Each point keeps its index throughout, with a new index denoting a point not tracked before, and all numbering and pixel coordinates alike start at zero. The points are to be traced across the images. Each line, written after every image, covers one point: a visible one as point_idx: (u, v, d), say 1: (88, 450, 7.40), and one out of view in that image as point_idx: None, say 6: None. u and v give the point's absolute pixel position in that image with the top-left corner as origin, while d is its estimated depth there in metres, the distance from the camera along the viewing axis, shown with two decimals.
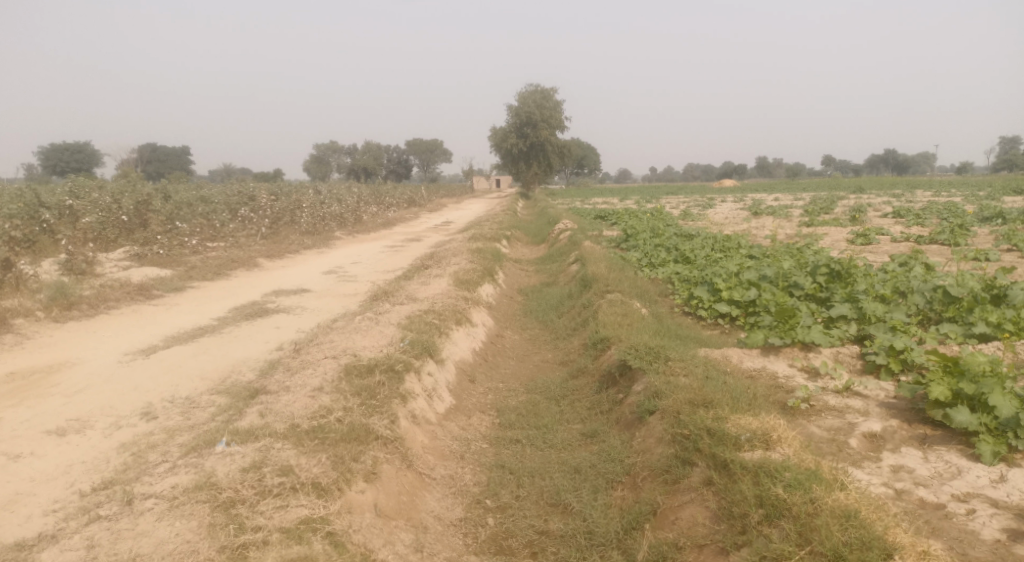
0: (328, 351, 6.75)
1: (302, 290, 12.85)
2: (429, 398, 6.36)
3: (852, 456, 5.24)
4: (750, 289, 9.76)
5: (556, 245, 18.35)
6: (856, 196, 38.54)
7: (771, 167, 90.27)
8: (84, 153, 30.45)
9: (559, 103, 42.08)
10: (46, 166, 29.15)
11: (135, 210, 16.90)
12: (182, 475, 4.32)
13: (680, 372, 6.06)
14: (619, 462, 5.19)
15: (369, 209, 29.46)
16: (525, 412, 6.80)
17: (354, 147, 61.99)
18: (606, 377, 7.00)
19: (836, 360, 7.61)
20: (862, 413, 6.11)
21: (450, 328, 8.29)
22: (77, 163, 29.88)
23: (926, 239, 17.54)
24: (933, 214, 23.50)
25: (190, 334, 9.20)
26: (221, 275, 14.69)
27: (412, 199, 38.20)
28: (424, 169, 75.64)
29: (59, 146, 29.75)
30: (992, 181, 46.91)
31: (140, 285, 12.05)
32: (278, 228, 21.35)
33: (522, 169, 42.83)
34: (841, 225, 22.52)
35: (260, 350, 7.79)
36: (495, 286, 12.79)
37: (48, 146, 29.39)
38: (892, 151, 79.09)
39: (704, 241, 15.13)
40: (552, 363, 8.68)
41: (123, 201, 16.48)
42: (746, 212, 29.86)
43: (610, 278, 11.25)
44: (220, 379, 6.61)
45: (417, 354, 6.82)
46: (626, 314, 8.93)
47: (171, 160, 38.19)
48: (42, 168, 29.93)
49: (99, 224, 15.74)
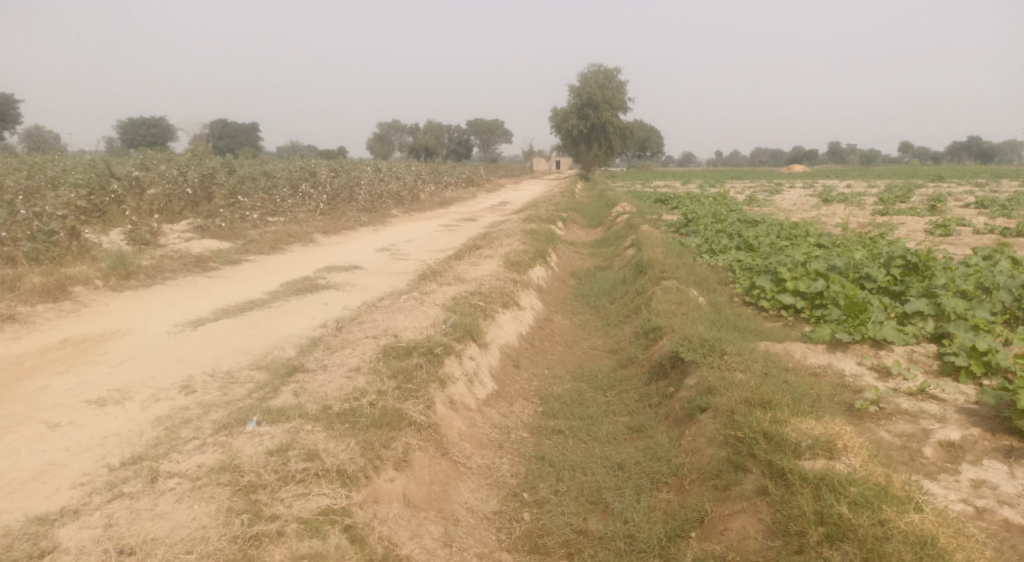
0: (369, 330, 6.58)
1: (354, 266, 12.81)
2: (470, 383, 6.14)
3: (925, 467, 4.80)
4: (817, 280, 9.20)
5: (613, 228, 17.89)
6: (934, 185, 36.64)
7: (844, 153, 86.84)
8: (159, 126, 31.27)
9: (623, 84, 41.19)
10: (123, 139, 30.06)
11: (200, 183, 17.12)
12: (209, 454, 4.19)
13: (736, 367, 5.67)
14: (665, 461, 4.86)
15: (427, 187, 29.44)
16: (570, 402, 6.52)
17: (417, 125, 62.25)
18: (657, 368, 6.64)
19: (910, 360, 7.08)
20: (937, 419, 5.62)
21: (496, 312, 8.05)
22: (152, 137, 30.73)
23: (1011, 232, 16.43)
24: (1018, 205, 22.07)
25: (239, 307, 9.20)
26: (278, 249, 14.81)
27: (471, 179, 38.09)
28: (486, 149, 75.48)
29: (136, 120, 30.64)
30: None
31: (198, 258, 12.19)
32: (338, 204, 21.51)
33: (582, 150, 42.21)
34: (918, 214, 21.37)
35: (305, 326, 7.70)
36: (547, 269, 12.49)
37: (126, 121, 30.35)
38: (976, 138, 75.04)
39: (769, 228, 14.48)
40: (601, 350, 8.37)
41: (188, 174, 16.77)
42: (815, 199, 28.68)
43: (667, 264, 10.81)
44: (262, 355, 6.53)
45: (460, 337, 6.60)
46: (682, 302, 8.52)
47: (240, 136, 38.98)
48: (118, 141, 30.88)
49: (166, 196, 15.98)
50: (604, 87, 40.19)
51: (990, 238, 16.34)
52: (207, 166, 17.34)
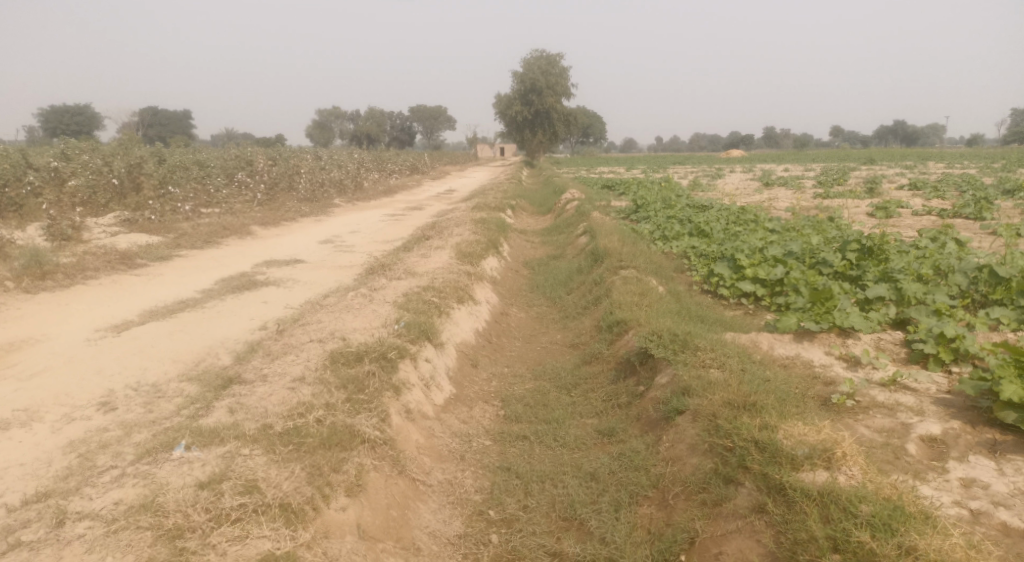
0: (315, 333, 6.02)
1: (295, 260, 12.12)
2: (426, 389, 5.67)
3: (913, 466, 4.54)
4: (776, 267, 9.00)
5: (563, 216, 17.53)
6: (867, 167, 37.50)
7: (780, 137, 88.64)
8: (84, 115, 29.54)
9: (566, 69, 40.84)
10: (45, 127, 28.28)
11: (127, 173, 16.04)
12: (129, 487, 3.64)
13: (711, 364, 5.34)
14: (643, 470, 4.49)
15: (370, 175, 28.58)
16: (534, 403, 6.11)
17: (358, 112, 60.82)
18: (623, 365, 6.29)
19: (878, 349, 6.89)
20: (916, 412, 5.40)
21: (451, 308, 7.57)
22: (78, 126, 29.03)
23: (950, 213, 16.69)
24: (951, 186, 22.63)
25: (170, 308, 8.49)
26: (212, 243, 13.97)
27: (415, 166, 37.26)
28: (428, 136, 74.30)
29: (59, 108, 28.86)
30: (1001, 154, 45.92)
31: (123, 254, 11.31)
32: (277, 194, 20.61)
33: (527, 137, 41.79)
34: (859, 197, 21.64)
35: (243, 329, 7.08)
36: (500, 259, 12.04)
37: (48, 108, 28.54)
38: (903, 122, 77.52)
39: (719, 213, 14.33)
40: (561, 345, 7.98)
41: (113, 164, 15.71)
42: (757, 183, 28.93)
43: (624, 253, 10.49)
44: (194, 363, 5.91)
45: (413, 338, 6.10)
46: (643, 293, 8.19)
47: (172, 123, 37.26)
48: (39, 130, 29.03)
49: (89, 187, 14.93)
50: (547, 73, 39.81)
51: (930, 220, 16.57)
52: (135, 155, 16.27)
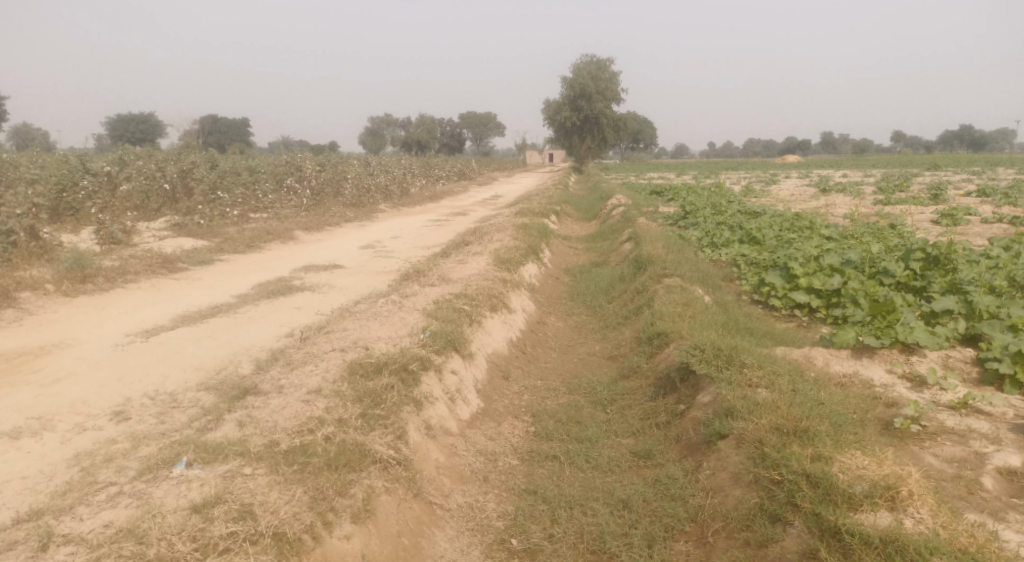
0: (338, 342, 5.78)
1: (334, 265, 12.01)
2: (450, 403, 5.37)
3: (989, 504, 4.04)
4: (832, 276, 8.44)
5: (608, 222, 17.10)
6: (929, 173, 35.96)
7: (838, 142, 86.10)
8: (148, 123, 30.30)
9: (616, 74, 40.30)
10: (111, 135, 29.09)
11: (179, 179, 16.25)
12: (120, 509, 3.41)
13: (757, 383, 4.90)
14: (680, 501, 4.08)
15: (418, 181, 28.57)
16: (566, 420, 5.74)
17: (409, 118, 61.31)
18: (663, 381, 5.87)
19: (946, 367, 6.32)
20: (991, 439, 4.86)
21: (483, 317, 7.27)
22: (141, 133, 29.77)
23: (1022, 221, 15.69)
24: (1022, 193, 21.42)
25: (203, 313, 8.37)
26: (255, 247, 13.97)
27: (462, 172, 37.22)
28: (478, 142, 74.41)
29: (124, 116, 29.65)
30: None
31: (165, 258, 11.34)
32: (323, 199, 20.68)
33: (576, 143, 41.36)
34: (922, 203, 20.63)
35: (270, 336, 6.89)
36: (540, 266, 11.69)
37: (115, 116, 29.37)
38: (969, 126, 74.52)
39: (771, 219, 13.72)
40: (600, 357, 7.59)
41: (165, 169, 15.91)
42: (813, 189, 27.92)
43: (669, 260, 10.04)
44: (214, 372, 5.72)
45: (440, 348, 5.80)
46: (688, 303, 7.75)
47: (231, 131, 37.99)
48: (105, 137, 29.85)
49: (142, 192, 15.15)
50: (597, 79, 39.37)
51: (1000, 228, 15.60)
52: (186, 161, 16.46)
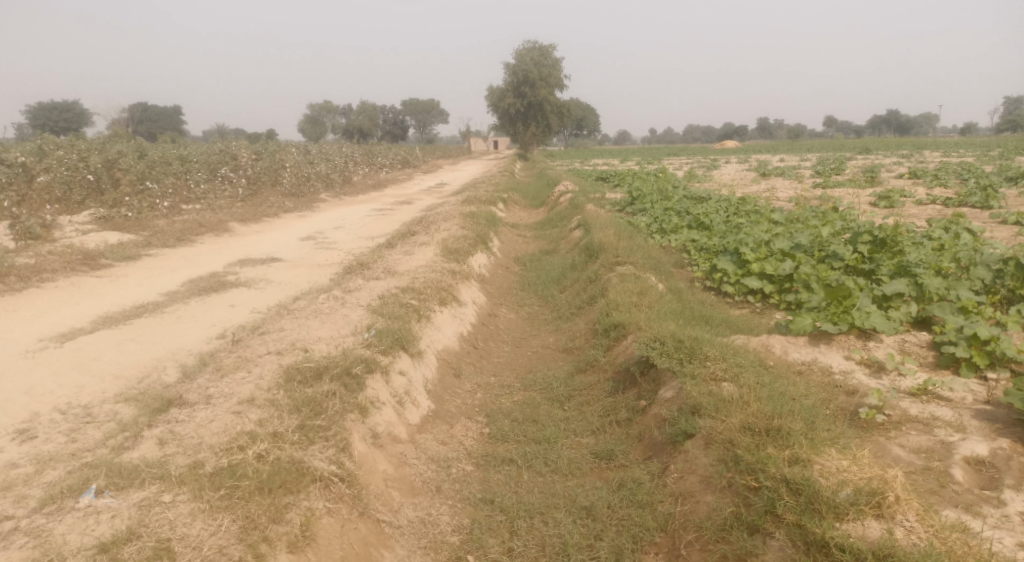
0: (274, 344, 5.33)
1: (272, 259, 11.43)
2: (399, 407, 5.01)
3: (963, 498, 3.89)
4: (784, 261, 8.34)
5: (556, 209, 16.84)
6: (862, 157, 36.90)
7: (774, 128, 87.96)
8: (72, 111, 28.70)
9: (558, 60, 40.03)
10: (33, 124, 27.44)
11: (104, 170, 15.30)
12: (15, 550, 2.97)
13: (722, 376, 4.67)
14: (648, 508, 3.82)
15: (360, 169, 27.82)
16: (522, 420, 5.44)
17: (349, 106, 59.92)
18: (622, 376, 5.62)
19: (903, 352, 6.24)
20: (956, 428, 4.74)
21: (431, 311, 6.90)
22: (66, 122, 28.21)
23: (956, 202, 16.03)
24: (951, 175, 22.02)
25: (126, 313, 7.76)
26: (186, 240, 13.23)
27: (406, 160, 36.49)
28: (421, 129, 73.38)
29: (47, 105, 28.00)
30: (994, 142, 45.44)
31: (86, 254, 10.56)
32: (260, 188, 19.87)
33: (520, 130, 41.03)
34: (859, 185, 21.02)
35: (201, 337, 6.39)
36: (489, 256, 11.34)
37: (36, 104, 27.70)
38: (896, 111, 77.02)
39: (718, 204, 13.66)
40: (553, 350, 7.30)
41: (89, 159, 14.98)
42: (753, 174, 28.27)
43: (620, 247, 9.82)
44: (136, 381, 5.22)
45: (386, 348, 5.41)
46: (642, 292, 7.52)
47: (163, 120, 36.36)
48: (26, 125, 28.14)
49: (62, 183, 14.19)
50: (540, 65, 39.03)
51: (935, 209, 15.92)
52: (112, 151, 15.52)
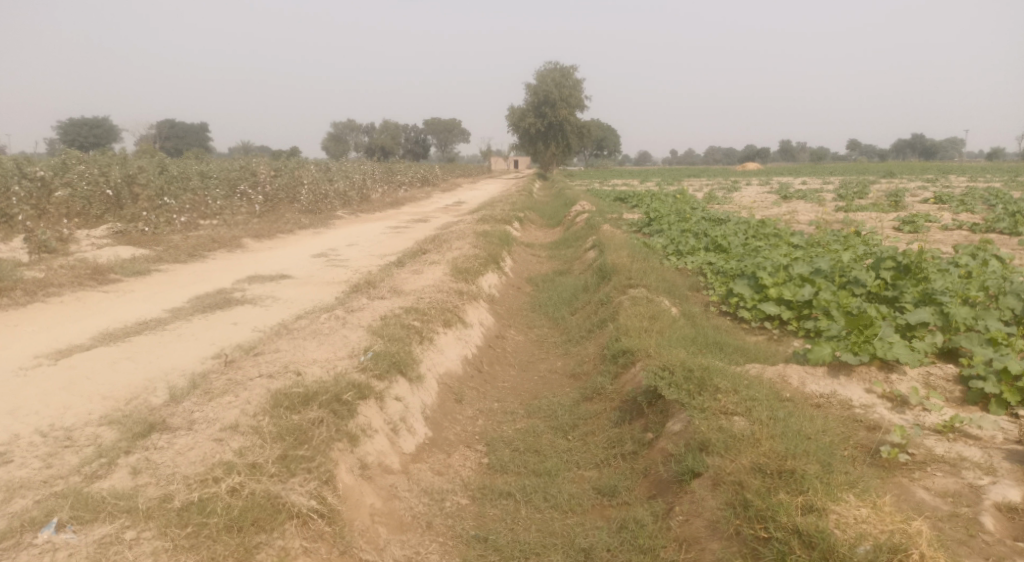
0: (267, 366, 5.15)
1: (281, 276, 11.31)
2: (392, 435, 4.79)
3: (993, 551, 3.58)
4: (803, 287, 8.04)
5: (572, 229, 16.62)
6: (885, 180, 36.41)
7: (796, 150, 87.40)
8: (102, 127, 29.07)
9: (579, 81, 40.05)
10: (64, 138, 27.80)
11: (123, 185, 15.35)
12: None
13: (734, 410, 4.40)
14: (649, 554, 3.56)
15: (379, 187, 27.83)
16: (523, 450, 5.19)
17: (372, 124, 60.36)
18: (629, 406, 5.36)
19: (928, 386, 5.92)
20: (985, 470, 4.42)
21: (434, 333, 6.69)
22: (95, 138, 28.53)
23: (983, 228, 15.59)
24: (976, 200, 21.57)
25: (127, 330, 7.62)
26: (198, 256, 13.17)
27: (426, 178, 36.52)
28: (443, 148, 73.77)
29: (77, 120, 28.39)
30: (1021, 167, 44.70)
31: (96, 268, 10.50)
32: (277, 204, 19.87)
33: (540, 150, 40.97)
34: (883, 209, 20.60)
35: (196, 357, 6.22)
36: (501, 276, 11.13)
37: (66, 120, 28.07)
38: (921, 136, 76.22)
39: (736, 226, 13.39)
40: (561, 375, 7.05)
41: (109, 174, 14.99)
42: (774, 196, 27.92)
43: (634, 269, 9.57)
44: (123, 403, 5.05)
45: (382, 372, 5.20)
46: (654, 316, 7.26)
47: (189, 136, 36.75)
48: (57, 141, 28.54)
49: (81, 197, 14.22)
50: (560, 85, 39.06)
51: (962, 234, 15.51)
52: (133, 165, 15.55)
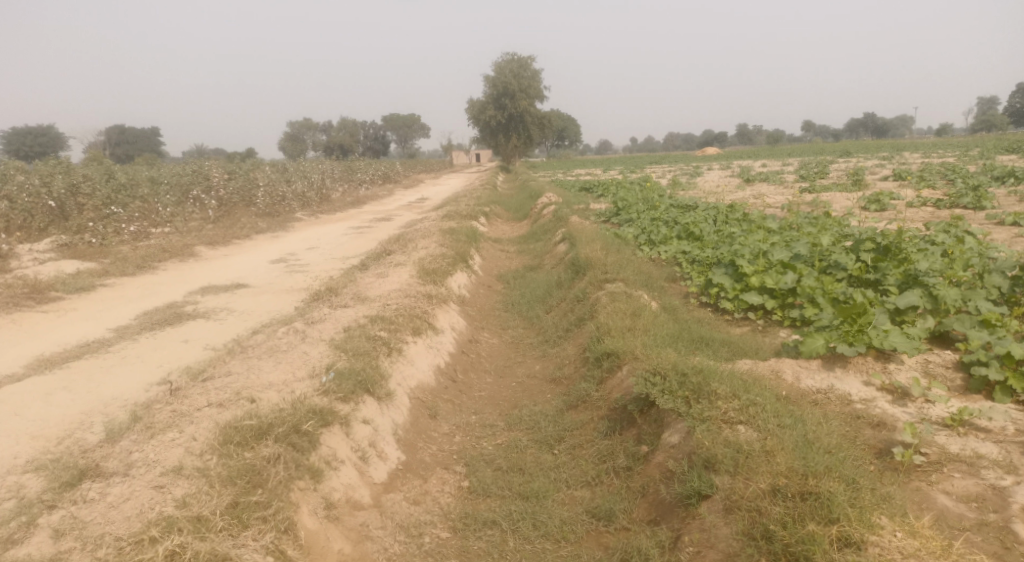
0: (218, 393, 4.62)
1: (237, 285, 10.69)
2: (361, 465, 4.32)
3: None
4: (785, 274, 7.68)
5: (539, 222, 16.19)
6: (843, 160, 36.67)
7: (753, 133, 88.18)
8: (48, 135, 27.82)
9: (537, 72, 39.57)
10: (7, 149, 26.52)
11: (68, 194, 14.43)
12: None
13: (737, 418, 4.01)
14: None
15: (338, 187, 27.06)
16: (507, 469, 4.75)
17: (330, 122, 59.17)
18: (618, 414, 4.94)
19: (928, 375, 5.61)
20: (1006, 468, 4.10)
21: (403, 343, 6.19)
22: (41, 147, 27.26)
23: (948, 203, 15.52)
24: (936, 176, 21.69)
25: (66, 354, 6.98)
26: (148, 267, 12.44)
27: (387, 175, 35.77)
28: (403, 145, 72.83)
29: (21, 129, 27.12)
30: (970, 142, 45.51)
31: (34, 287, 9.77)
32: (233, 208, 19.07)
33: (502, 142, 40.47)
34: (847, 189, 20.57)
35: (141, 384, 5.65)
36: (470, 275, 10.65)
37: (10, 130, 26.76)
38: (873, 115, 77.39)
39: (706, 212, 13.07)
40: (540, 381, 6.61)
41: (52, 184, 14.15)
42: (737, 180, 27.83)
43: (608, 263, 9.17)
44: (54, 444, 4.50)
45: (346, 394, 4.71)
46: (635, 313, 6.86)
47: (141, 141, 35.49)
48: (1, 152, 27.25)
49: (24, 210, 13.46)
50: (518, 76, 38.53)
51: (928, 211, 15.43)
52: (77, 173, 14.68)
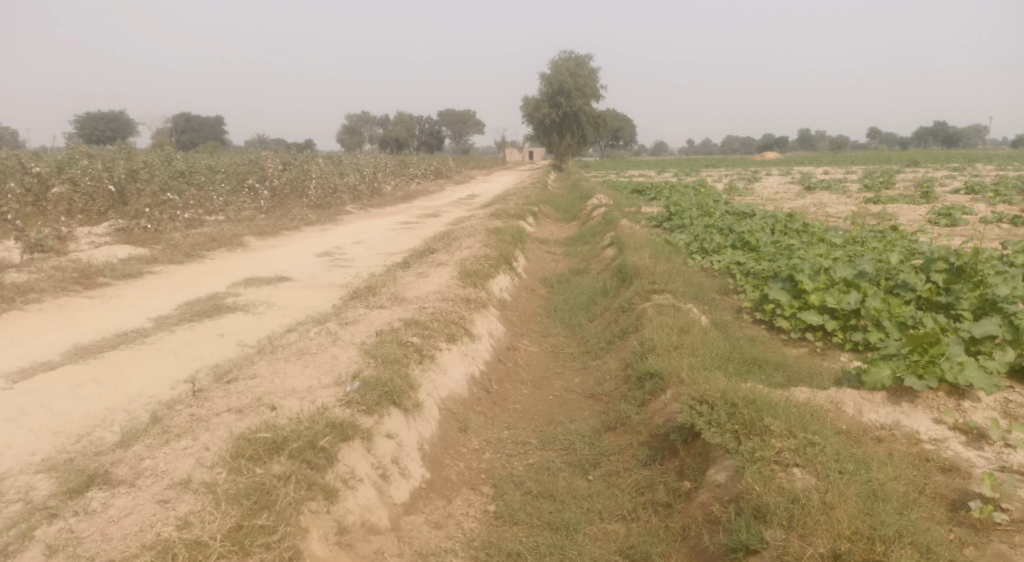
0: (238, 398, 4.43)
1: (280, 278, 10.61)
2: (381, 484, 4.08)
3: None
4: (848, 293, 7.15)
5: (589, 224, 15.81)
6: (909, 170, 35.20)
7: (815, 139, 85.77)
8: (118, 121, 28.53)
9: (595, 71, 39.03)
10: (79, 133, 27.33)
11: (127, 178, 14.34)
12: None
13: (792, 460, 3.62)
14: None
15: (390, 180, 27.09)
16: (537, 494, 4.43)
17: (387, 116, 59.61)
18: (660, 443, 4.59)
19: (1009, 416, 5.08)
20: None
21: (436, 350, 5.94)
22: (112, 132, 27.97)
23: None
24: (1010, 190, 20.52)
25: (103, 344, 6.92)
26: (197, 256, 12.47)
27: (439, 170, 35.72)
28: (458, 140, 73.01)
29: (94, 114, 27.86)
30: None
31: (83, 272, 9.85)
32: (285, 199, 19.11)
33: (555, 141, 40.09)
34: (913, 201, 19.60)
35: (168, 380, 5.54)
36: (513, 277, 10.37)
37: (82, 114, 27.53)
38: (942, 123, 74.43)
39: (763, 221, 12.49)
40: (579, 396, 6.27)
41: (113, 169, 14.24)
42: (796, 187, 26.90)
43: (657, 272, 8.77)
44: (71, 443, 4.38)
45: (370, 406, 4.46)
46: (683, 329, 6.47)
47: (205, 129, 36.21)
48: (73, 135, 28.08)
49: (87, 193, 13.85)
50: (575, 75, 38.07)
51: (1002, 228, 14.53)
52: (139, 159, 14.75)
